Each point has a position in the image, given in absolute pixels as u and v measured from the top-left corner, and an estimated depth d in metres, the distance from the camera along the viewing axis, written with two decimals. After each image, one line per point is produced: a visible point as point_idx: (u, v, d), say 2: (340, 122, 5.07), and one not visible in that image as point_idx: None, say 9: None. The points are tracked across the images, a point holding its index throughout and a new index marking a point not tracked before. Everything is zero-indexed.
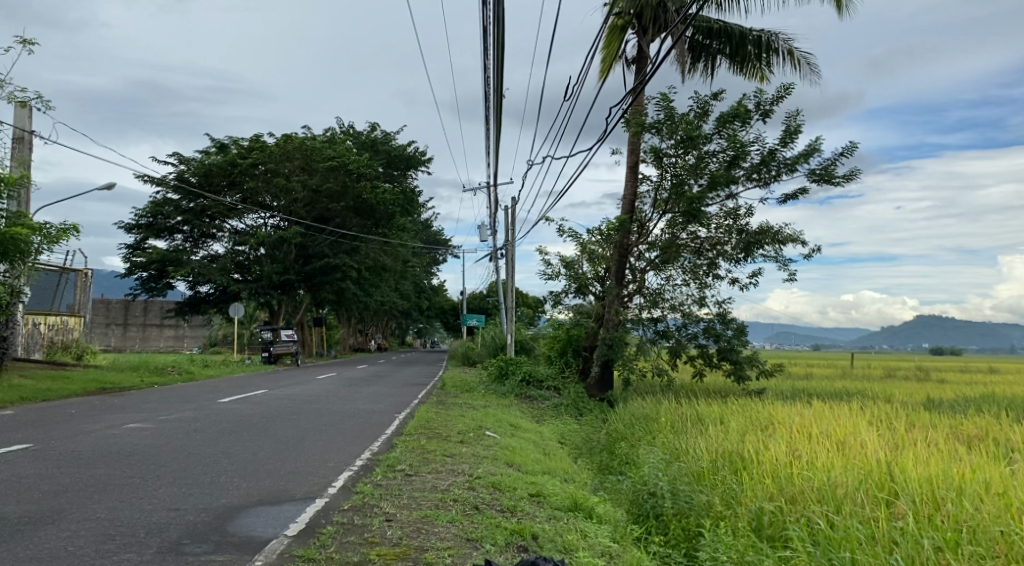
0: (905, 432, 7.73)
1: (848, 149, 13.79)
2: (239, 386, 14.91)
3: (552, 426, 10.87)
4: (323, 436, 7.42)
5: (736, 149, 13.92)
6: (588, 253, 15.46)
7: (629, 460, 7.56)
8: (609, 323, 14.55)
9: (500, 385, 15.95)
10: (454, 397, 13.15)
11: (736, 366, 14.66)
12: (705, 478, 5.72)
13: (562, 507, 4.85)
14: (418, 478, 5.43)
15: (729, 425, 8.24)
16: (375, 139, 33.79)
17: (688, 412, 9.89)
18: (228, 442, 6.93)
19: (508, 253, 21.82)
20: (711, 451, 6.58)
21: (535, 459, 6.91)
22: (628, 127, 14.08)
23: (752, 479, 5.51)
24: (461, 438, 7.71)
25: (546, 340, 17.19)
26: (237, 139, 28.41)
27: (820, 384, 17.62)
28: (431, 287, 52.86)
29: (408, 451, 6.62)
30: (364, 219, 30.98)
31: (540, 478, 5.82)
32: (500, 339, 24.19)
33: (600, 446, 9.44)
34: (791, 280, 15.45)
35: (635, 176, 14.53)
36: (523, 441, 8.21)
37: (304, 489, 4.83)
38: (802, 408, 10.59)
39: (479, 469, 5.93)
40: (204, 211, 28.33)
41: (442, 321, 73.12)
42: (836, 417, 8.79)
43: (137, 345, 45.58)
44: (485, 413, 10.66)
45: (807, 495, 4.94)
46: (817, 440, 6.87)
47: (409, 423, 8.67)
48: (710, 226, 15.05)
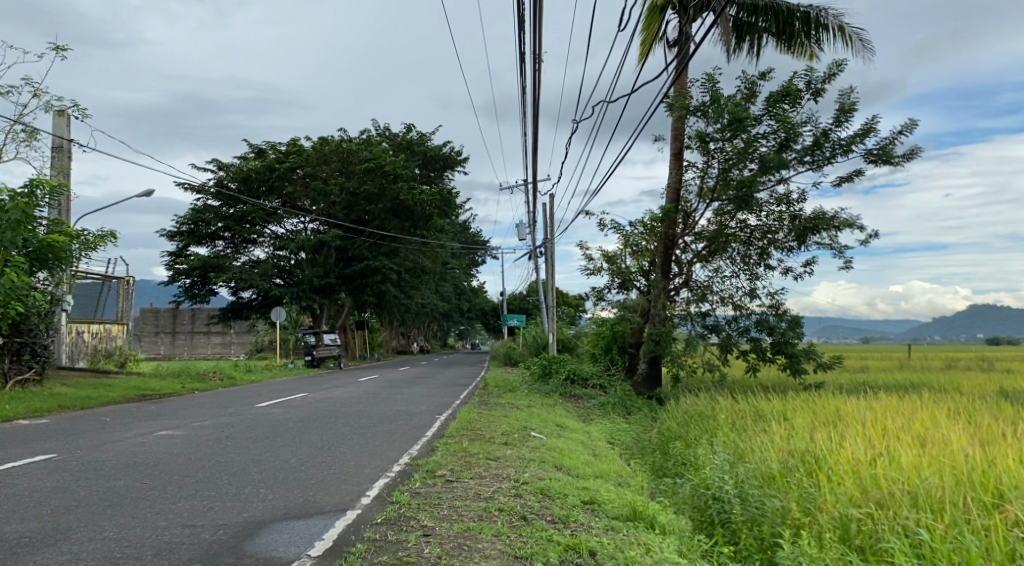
0: (992, 426, 6.94)
1: (909, 126, 12.94)
2: (279, 390, 14.74)
3: (600, 425, 10.37)
4: (361, 440, 7.07)
5: (787, 131, 13.18)
6: (631, 246, 14.92)
7: (687, 462, 7.04)
8: (655, 318, 13.99)
9: (542, 384, 15.50)
10: (496, 397, 12.73)
11: (792, 360, 13.87)
12: (777, 481, 5.10)
13: (619, 517, 4.35)
14: (461, 485, 5.00)
15: (794, 421, 7.60)
16: (411, 140, 33.64)
17: (745, 409, 9.29)
18: (262, 448, 6.64)
19: (547, 250, 21.38)
20: (780, 451, 5.96)
21: (586, 462, 6.43)
22: (671, 111, 13.50)
23: (832, 481, 4.87)
24: (505, 440, 7.27)
25: (589, 338, 16.70)
26: (275, 145, 28.54)
27: (882, 377, 16.68)
28: (471, 288, 52.71)
29: (448, 455, 6.20)
30: (402, 220, 30.83)
31: (593, 483, 5.34)
32: (542, 338, 23.69)
33: (652, 446, 8.93)
34: (848, 268, 14.64)
35: (680, 163, 13.92)
36: (571, 442, 7.73)
37: (334, 500, 4.45)
38: (869, 401, 9.82)
39: (525, 473, 5.47)
40: (244, 217, 28.48)
41: (483, 321, 72.89)
42: (910, 410, 8.07)
43: (186, 352, 46.44)
44: (529, 413, 10.20)
45: (897, 495, 4.26)
46: (896, 435, 6.19)
47: (450, 425, 8.28)
48: (762, 213, 14.34)
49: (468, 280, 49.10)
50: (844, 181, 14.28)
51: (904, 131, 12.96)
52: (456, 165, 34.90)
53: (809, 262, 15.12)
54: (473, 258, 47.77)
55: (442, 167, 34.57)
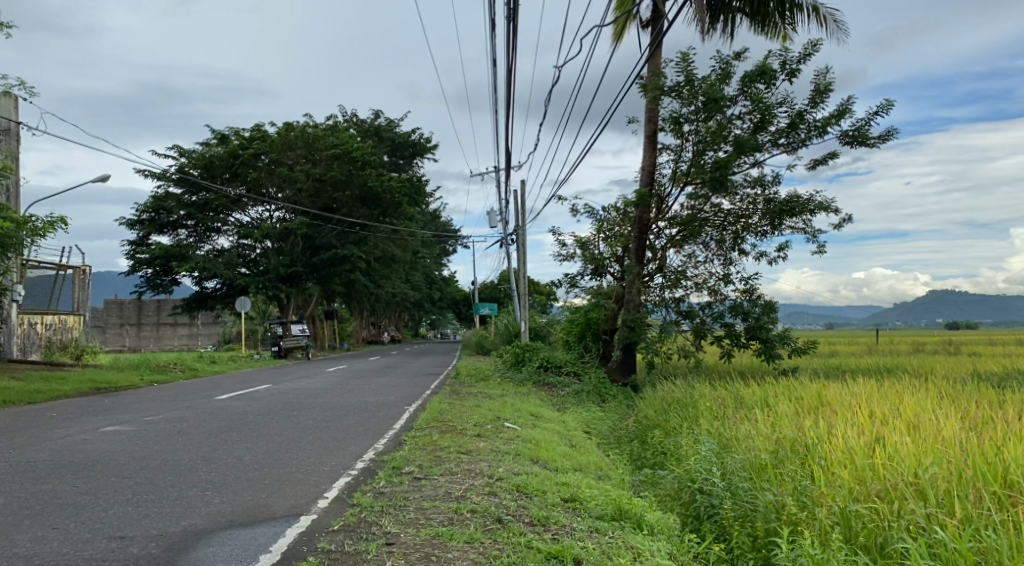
0: (978, 407, 6.74)
1: (885, 107, 12.77)
2: (242, 382, 14.15)
3: (575, 414, 10.03)
4: (325, 434, 6.62)
5: (762, 111, 12.93)
6: (604, 231, 14.58)
7: (668, 452, 6.74)
8: (629, 304, 13.67)
9: (516, 372, 15.14)
10: (468, 387, 12.34)
11: (767, 345, 13.68)
12: (768, 472, 4.79)
13: (603, 518, 3.98)
14: (430, 483, 4.58)
15: (777, 408, 7.33)
16: (379, 126, 32.88)
17: (724, 395, 9.04)
18: (214, 444, 6.15)
19: (519, 238, 20.98)
20: (767, 440, 5.66)
21: (563, 454, 6.05)
22: (644, 92, 13.15)
23: (827, 472, 4.58)
24: (477, 432, 6.86)
25: (563, 325, 16.35)
26: (237, 130, 27.59)
27: (855, 362, 16.65)
28: (442, 277, 52.11)
29: (417, 449, 5.78)
30: (369, 207, 30.10)
31: (573, 478, 4.97)
32: (514, 327, 23.34)
33: (629, 436, 8.63)
34: (821, 252, 14.51)
35: (654, 146, 13.59)
36: (546, 432, 7.38)
37: (287, 506, 4.02)
38: (848, 386, 9.62)
39: (500, 469, 5.08)
40: (206, 204, 27.53)
41: (454, 310, 72.41)
42: (894, 395, 7.84)
43: (152, 345, 45.10)
44: (502, 403, 9.84)
45: (900, 487, 3.95)
46: (886, 421, 5.92)
47: (420, 416, 7.88)
48: (737, 197, 14.09)
49: (438, 269, 48.47)
50: (818, 163, 14.11)
51: (880, 112, 12.78)
52: (425, 151, 34.20)
53: (783, 247, 14.95)
54: (444, 247, 47.15)
55: (410, 153, 33.87)
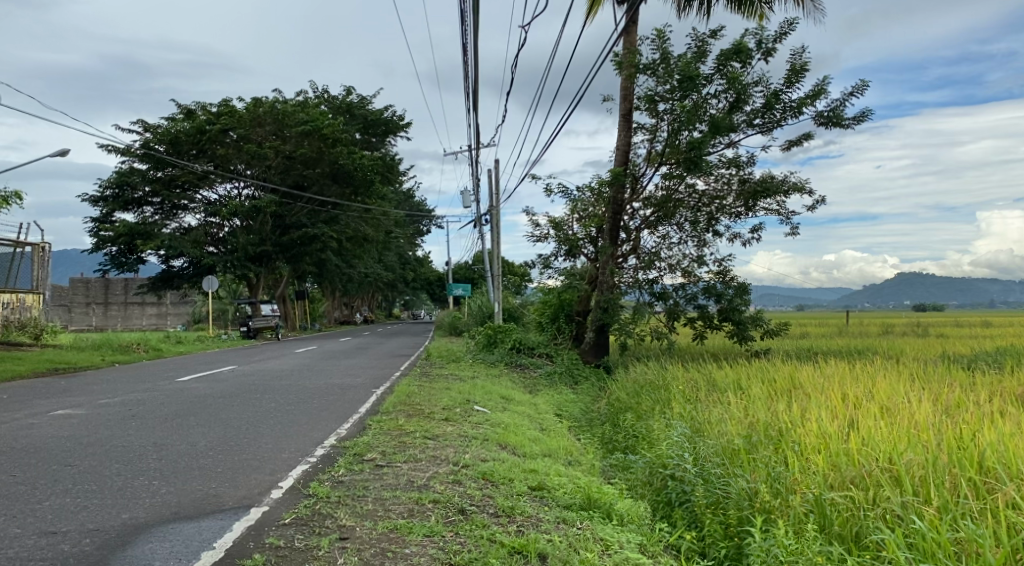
0: (950, 390, 6.72)
1: (860, 88, 12.72)
2: (207, 362, 13.78)
3: (546, 396, 9.90)
4: (288, 419, 6.37)
5: (738, 91, 12.79)
6: (578, 211, 14.40)
7: (639, 436, 6.63)
8: (603, 286, 13.57)
9: (488, 353, 14.98)
10: (438, 369, 12.15)
11: (739, 327, 13.69)
12: (742, 457, 4.70)
13: (571, 507, 3.83)
14: (392, 471, 4.37)
15: (749, 391, 7.27)
16: (350, 103, 32.19)
17: (698, 377, 8.97)
18: (169, 428, 5.87)
19: (493, 218, 20.71)
20: (741, 424, 5.57)
21: (533, 439, 5.89)
22: (620, 70, 12.92)
23: (801, 458, 4.50)
24: (445, 416, 6.67)
25: (537, 306, 16.21)
26: (204, 105, 26.78)
27: (825, 343, 16.76)
28: (416, 257, 51.65)
29: (382, 435, 5.56)
30: (341, 186, 29.58)
31: (541, 464, 4.81)
32: (487, 308, 23.16)
33: (601, 418, 8.52)
34: (794, 234, 14.49)
35: (629, 124, 13.39)
36: (516, 416, 7.22)
37: (237, 497, 3.80)
38: (820, 368, 9.60)
39: (466, 455, 4.89)
40: (173, 181, 26.74)
41: (427, 291, 71.93)
42: (867, 377, 7.83)
43: (119, 324, 44.10)
44: (473, 385, 9.67)
45: (876, 474, 3.87)
46: (860, 404, 5.87)
47: (387, 399, 7.68)
48: (711, 177, 13.98)
49: (412, 249, 47.99)
50: (793, 144, 14.06)
51: (855, 93, 12.74)
52: (398, 129, 33.66)
53: (756, 228, 14.92)
54: (418, 227, 46.66)
55: (383, 131, 33.29)
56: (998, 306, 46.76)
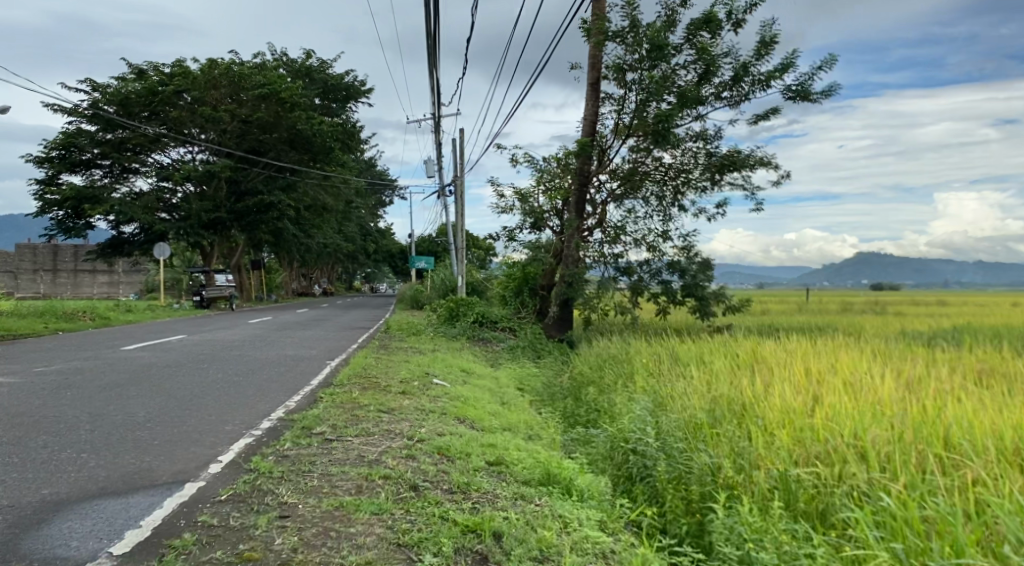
0: (909, 367, 6.74)
1: (827, 62, 12.69)
2: (156, 332, 13.23)
3: (508, 370, 9.73)
4: (235, 390, 6.07)
5: (706, 62, 12.64)
6: (544, 183, 14.16)
7: (601, 410, 6.52)
8: (568, 259, 13.40)
9: (449, 327, 14.78)
10: (398, 341, 11.89)
11: (701, 302, 13.69)
12: (705, 432, 4.60)
13: (530, 483, 3.66)
14: (342, 446, 4.14)
15: (712, 365, 7.22)
16: (311, 68, 31.23)
17: (661, 352, 8.92)
18: (105, 398, 5.52)
19: (457, 190, 20.36)
20: (704, 398, 5.48)
21: (492, 413, 5.71)
22: (588, 38, 12.64)
23: (765, 433, 4.42)
24: (402, 389, 6.45)
25: (500, 280, 16.00)
26: (157, 66, 25.66)
27: (786, 320, 16.95)
28: (379, 230, 50.90)
29: (333, 408, 5.31)
30: (301, 153, 28.79)
31: (500, 438, 4.63)
32: (451, 281, 22.89)
33: (562, 392, 8.41)
34: (758, 210, 14.51)
35: (596, 95, 13.14)
36: (476, 389, 7.04)
37: (171, 472, 3.54)
38: (782, 343, 9.62)
39: (421, 429, 4.70)
40: (124, 143, 25.61)
41: (390, 264, 71.10)
42: (828, 352, 7.86)
43: (69, 292, 42.73)
44: (433, 357, 9.46)
45: (841, 449, 3.80)
46: (822, 380, 5.84)
47: (341, 371, 7.44)
48: (678, 150, 13.85)
49: (375, 221, 47.23)
50: (759, 119, 14.01)
51: (822, 67, 12.70)
52: (360, 96, 32.86)
53: (721, 204, 14.89)
54: (380, 198, 45.91)
55: (345, 98, 32.45)
56: (949, 285, 48.14)
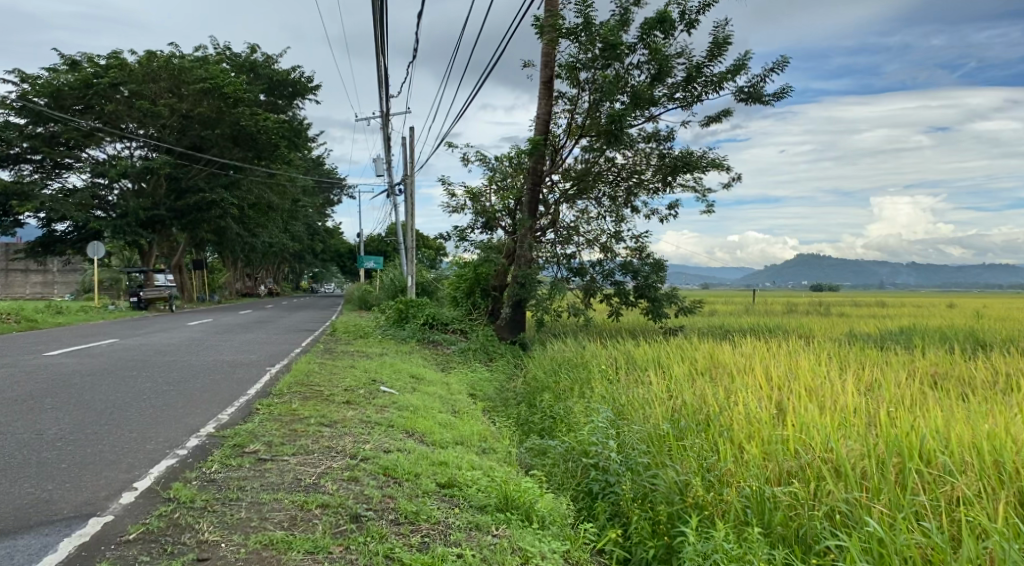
0: (868, 378, 6.78)
1: (779, 65, 12.76)
2: (83, 335, 12.29)
3: (459, 374, 9.37)
4: (162, 400, 5.46)
5: (660, 62, 12.50)
6: (496, 182, 13.83)
7: (557, 419, 6.29)
8: (521, 260, 13.16)
9: (399, 329, 14.32)
10: (345, 345, 11.36)
11: (654, 304, 13.56)
12: (670, 443, 4.47)
13: (486, 508, 3.34)
14: (277, 467, 3.72)
15: (670, 370, 7.10)
16: (255, 61, 30.17)
17: (618, 355, 8.75)
18: (10, 407, 4.86)
19: (407, 189, 19.85)
20: (665, 408, 5.34)
21: (443, 424, 5.35)
22: (541, 35, 12.36)
23: (733, 446, 4.34)
24: (346, 399, 6.03)
25: (451, 280, 15.60)
26: (91, 56, 24.25)
27: (736, 321, 17.09)
28: (326, 228, 49.75)
29: (270, 422, 4.85)
30: (244, 149, 27.74)
31: (451, 454, 4.30)
32: (401, 281, 22.37)
33: (516, 397, 8.13)
34: (709, 211, 14.52)
35: (549, 93, 12.88)
36: (426, 397, 6.67)
37: (73, 504, 3.00)
38: (739, 347, 9.56)
39: (366, 445, 4.33)
40: (56, 137, 24.03)
41: (337, 263, 69.48)
42: (785, 357, 7.85)
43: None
44: (381, 362, 9.03)
45: (815, 470, 3.74)
46: (784, 389, 5.80)
47: (282, 379, 6.97)
48: (630, 152, 13.67)
49: (322, 219, 46.03)
50: (711, 121, 14.00)
51: (775, 70, 12.77)
52: (307, 92, 31.92)
53: (673, 205, 14.84)
54: (328, 197, 44.81)
55: (291, 93, 31.49)
56: (886, 287, 49.81)
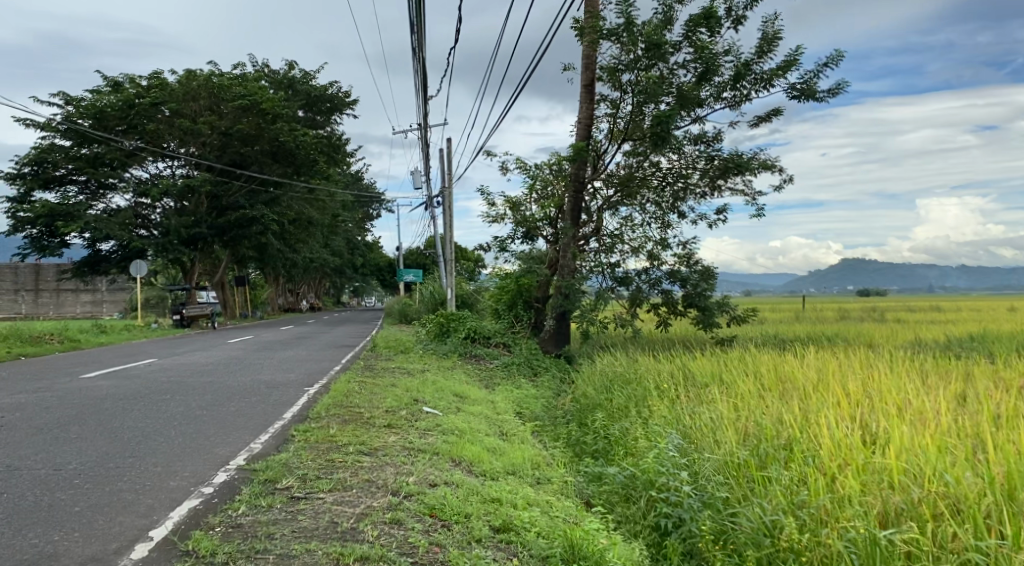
0: (956, 393, 6.20)
1: (833, 60, 12.14)
2: (123, 356, 12.21)
3: (504, 392, 8.91)
4: (193, 427, 5.15)
5: (706, 60, 11.93)
6: (536, 191, 13.41)
7: (614, 443, 5.84)
8: (564, 270, 12.69)
9: (440, 344, 13.94)
10: (385, 361, 11.00)
11: (704, 313, 12.93)
12: (751, 476, 4.04)
13: (549, 559, 2.90)
14: (311, 507, 3.33)
15: (735, 388, 6.58)
16: (294, 78, 30.45)
17: (671, 369, 8.25)
18: (34, 439, 4.58)
19: (445, 201, 19.56)
20: (737, 432, 4.89)
21: (493, 451, 4.93)
22: (581, 36, 11.93)
23: (825, 478, 3.88)
24: (387, 422, 5.64)
25: (492, 293, 15.17)
26: (133, 77, 24.65)
27: (790, 330, 16.34)
28: (365, 243, 50.03)
29: (305, 452, 4.48)
30: (283, 165, 27.96)
31: (504, 488, 3.87)
32: (440, 294, 22.07)
33: (566, 416, 7.67)
34: (760, 215, 13.88)
35: (590, 96, 12.44)
36: (471, 418, 6.25)
37: (78, 559, 2.66)
38: (801, 358, 8.96)
39: (409, 478, 3.93)
40: (100, 158, 24.48)
41: (377, 278, 69.90)
42: (858, 373, 7.28)
43: (51, 311, 41.47)
44: (422, 380, 8.63)
45: (931, 508, 3.27)
46: (869, 410, 5.29)
47: (322, 400, 6.63)
48: (676, 155, 13.07)
49: (362, 234, 46.21)
50: (761, 121, 13.38)
51: (829, 64, 12.14)
52: (345, 107, 32.11)
53: (722, 209, 14.22)
54: (367, 212, 44.93)
55: (329, 109, 31.68)
56: (936, 290, 47.93)
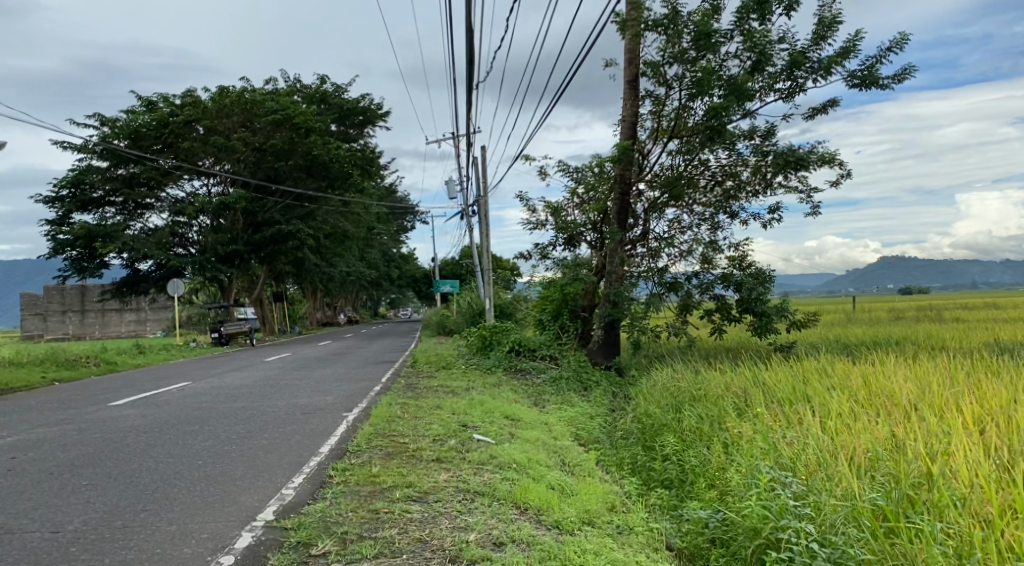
0: None
1: (897, 43, 11.23)
2: (159, 379, 11.82)
3: (558, 411, 8.18)
4: (220, 468, 4.55)
5: (759, 50, 11.13)
6: (579, 195, 12.71)
7: (693, 476, 5.07)
8: (611, 276, 12.01)
9: (484, 358, 13.27)
10: (427, 380, 10.34)
11: (763, 319, 11.96)
12: (890, 525, 3.28)
13: None
14: None
15: (827, 405, 5.76)
16: (325, 91, 30.26)
17: (740, 383, 7.44)
18: (44, 488, 4.05)
19: (481, 209, 18.90)
20: (851, 467, 4.10)
21: (561, 492, 4.22)
22: (623, 30, 11.22)
23: (991, 530, 3.10)
24: (436, 456, 4.97)
25: (535, 302, 14.44)
26: (166, 96, 24.53)
27: (851, 333, 15.26)
28: (400, 255, 49.77)
29: (345, 500, 3.81)
30: (317, 179, 27.70)
31: (587, 547, 3.15)
32: (478, 305, 21.43)
33: (630, 438, 6.93)
34: (816, 212, 12.96)
35: (635, 93, 11.71)
36: (528, 447, 5.55)
37: None
38: (885, 367, 8.04)
39: (470, 536, 3.24)
40: (135, 178, 24.49)
41: (414, 288, 69.80)
42: (965, 384, 6.35)
43: (96, 331, 41.97)
44: (470, 400, 7.95)
45: None
46: (1004, 434, 4.42)
47: (362, 429, 6.00)
48: (726, 152, 12.21)
49: (395, 245, 45.89)
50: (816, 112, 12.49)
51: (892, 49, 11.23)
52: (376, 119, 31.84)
53: (776, 208, 13.33)
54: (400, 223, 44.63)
55: (360, 121, 31.44)
56: (981, 286, 45.78)
